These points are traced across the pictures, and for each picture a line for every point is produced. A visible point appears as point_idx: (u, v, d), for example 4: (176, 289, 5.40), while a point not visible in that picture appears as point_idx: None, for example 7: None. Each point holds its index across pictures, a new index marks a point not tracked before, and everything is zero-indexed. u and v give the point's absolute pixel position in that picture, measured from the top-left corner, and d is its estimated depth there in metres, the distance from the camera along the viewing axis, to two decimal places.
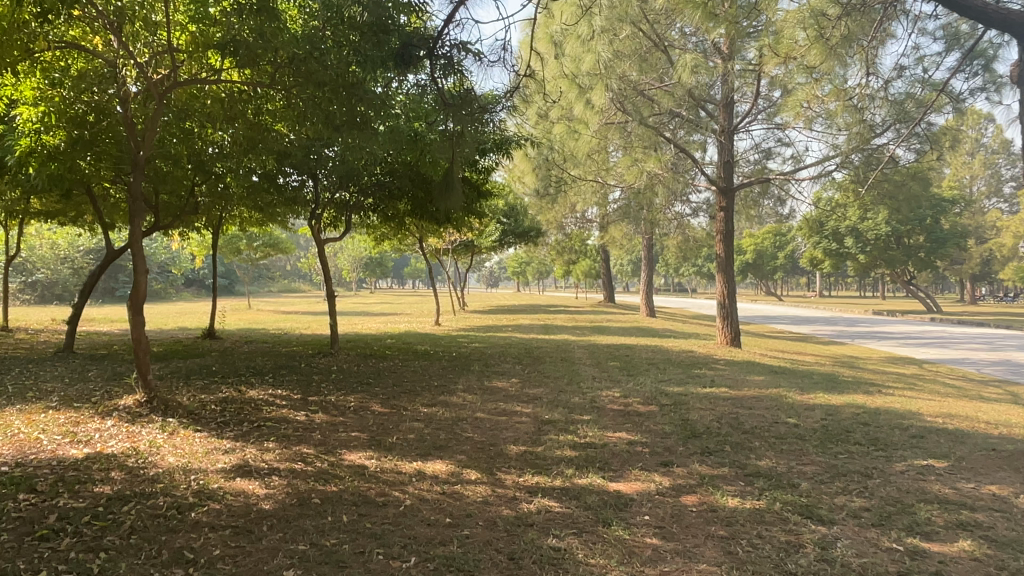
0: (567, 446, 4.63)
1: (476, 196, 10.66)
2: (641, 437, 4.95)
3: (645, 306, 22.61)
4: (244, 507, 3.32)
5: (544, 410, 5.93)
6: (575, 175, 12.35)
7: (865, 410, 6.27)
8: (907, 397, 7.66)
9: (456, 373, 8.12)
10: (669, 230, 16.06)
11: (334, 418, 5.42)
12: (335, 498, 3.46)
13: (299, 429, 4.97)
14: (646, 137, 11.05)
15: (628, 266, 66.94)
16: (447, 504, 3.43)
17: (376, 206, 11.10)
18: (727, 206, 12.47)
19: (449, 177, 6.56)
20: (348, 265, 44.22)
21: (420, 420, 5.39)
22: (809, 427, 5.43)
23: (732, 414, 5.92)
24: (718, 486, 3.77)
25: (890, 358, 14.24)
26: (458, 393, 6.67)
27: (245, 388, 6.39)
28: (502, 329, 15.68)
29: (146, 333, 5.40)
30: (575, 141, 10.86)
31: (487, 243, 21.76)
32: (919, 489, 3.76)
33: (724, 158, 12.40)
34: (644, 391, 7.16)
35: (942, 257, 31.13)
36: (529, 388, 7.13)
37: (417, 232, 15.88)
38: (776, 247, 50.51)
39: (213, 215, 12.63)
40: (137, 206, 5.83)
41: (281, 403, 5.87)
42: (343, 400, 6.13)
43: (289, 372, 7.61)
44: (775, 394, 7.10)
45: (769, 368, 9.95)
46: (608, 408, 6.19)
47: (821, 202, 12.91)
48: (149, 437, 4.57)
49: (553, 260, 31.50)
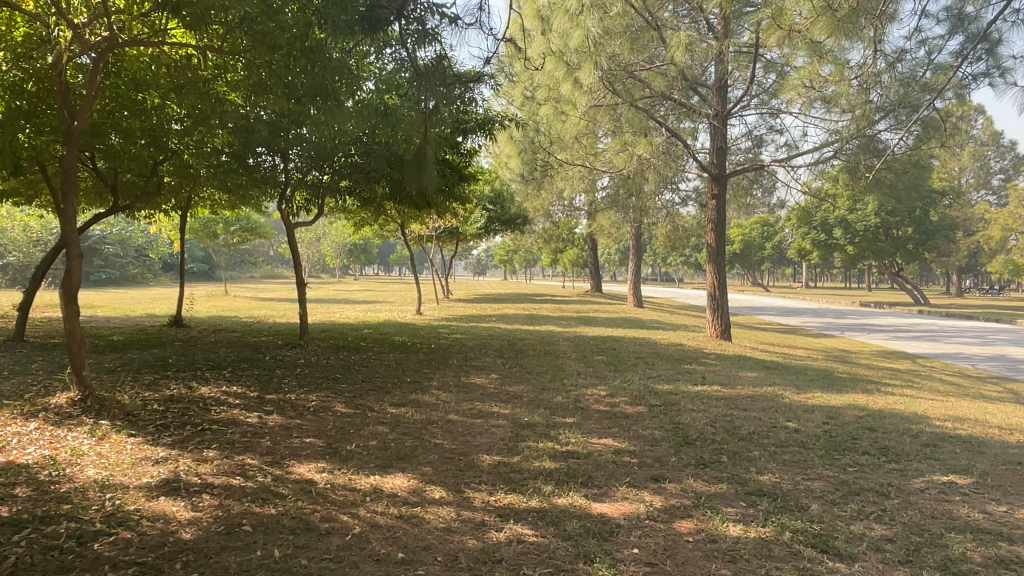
0: (547, 456, 4.14)
1: (457, 179, 10.13)
2: (628, 445, 4.47)
3: (633, 296, 22.16)
4: (159, 538, 2.79)
5: (523, 412, 5.44)
6: (562, 160, 11.72)
7: (869, 413, 5.84)
8: (908, 397, 7.23)
9: (432, 367, 7.60)
10: (658, 218, 15.57)
11: (290, 420, 4.89)
12: (271, 525, 2.94)
13: (246, 434, 4.45)
14: (638, 117, 10.57)
15: (615, 256, 66.67)
16: (403, 533, 2.92)
17: (352, 188, 10.54)
18: (719, 193, 11.91)
19: (420, 152, 6.12)
20: (332, 251, 43.44)
21: (385, 424, 4.87)
22: (811, 433, 4.98)
23: (727, 416, 5.45)
24: (718, 508, 3.28)
25: (882, 352, 13.87)
26: (431, 391, 6.15)
27: (197, 385, 5.85)
28: (486, 320, 15.19)
29: (80, 324, 4.82)
30: (562, 123, 10.30)
31: (473, 230, 21.17)
32: (946, 515, 3.30)
33: (717, 144, 11.88)
34: (631, 389, 6.68)
35: (931, 250, 30.90)
36: (508, 386, 6.63)
37: (398, 217, 15.27)
38: (764, 237, 50.22)
39: (181, 197, 11.98)
40: (72, 184, 5.03)
41: (233, 403, 5.33)
42: (303, 399, 5.59)
43: (249, 366, 7.06)
44: (771, 393, 6.65)
45: (762, 363, 9.49)
46: (592, 409, 5.70)
47: (814, 191, 12.42)
48: (73, 444, 4.02)
49: (539, 248, 30.95)
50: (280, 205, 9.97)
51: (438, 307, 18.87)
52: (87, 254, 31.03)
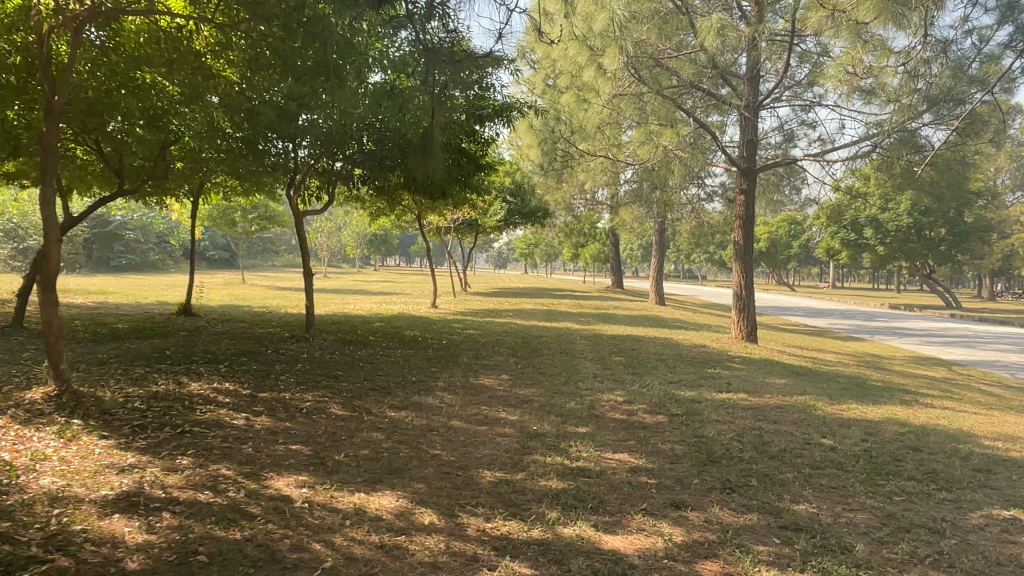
0: (555, 474, 3.72)
1: (472, 169, 9.73)
2: (647, 462, 4.04)
3: (655, 294, 21.60)
4: (99, 568, 2.41)
5: (533, 419, 5.04)
6: (583, 150, 11.07)
7: (912, 429, 5.35)
8: (952, 410, 6.70)
9: (440, 366, 7.21)
10: (683, 213, 15.05)
11: (279, 423, 4.52)
12: (231, 556, 2.55)
13: (228, 439, 4.08)
14: (665, 107, 9.97)
15: (638, 251, 66.14)
16: (380, 569, 2.53)
17: (363, 176, 10.14)
18: (748, 188, 11.35)
19: (426, 136, 5.73)
20: (352, 242, 43.28)
21: (381, 430, 4.48)
22: (848, 452, 4.52)
23: (755, 430, 5.00)
24: (748, 546, 2.85)
25: (916, 359, 13.26)
26: (435, 393, 5.75)
27: (188, 382, 5.51)
28: (502, 314, 14.82)
29: (57, 314, 4.47)
30: (584, 112, 9.81)
31: (492, 223, 20.76)
32: (1015, 562, 2.84)
33: (747, 137, 11.25)
34: (651, 395, 6.24)
35: (964, 252, 29.91)
36: (518, 388, 6.23)
37: (415, 207, 14.90)
38: (791, 236, 49.24)
39: (194, 183, 11.69)
40: (51, 165, 4.65)
41: (222, 402, 4.99)
42: (298, 399, 5.23)
43: (248, 361, 6.72)
44: (801, 404, 6.15)
45: (790, 368, 8.98)
46: (607, 417, 5.28)
47: (844, 188, 11.75)
48: (36, 446, 3.68)
49: (561, 242, 30.48)
50: (289, 192, 9.63)
51: (455, 301, 18.50)
52: (109, 240, 31.13)
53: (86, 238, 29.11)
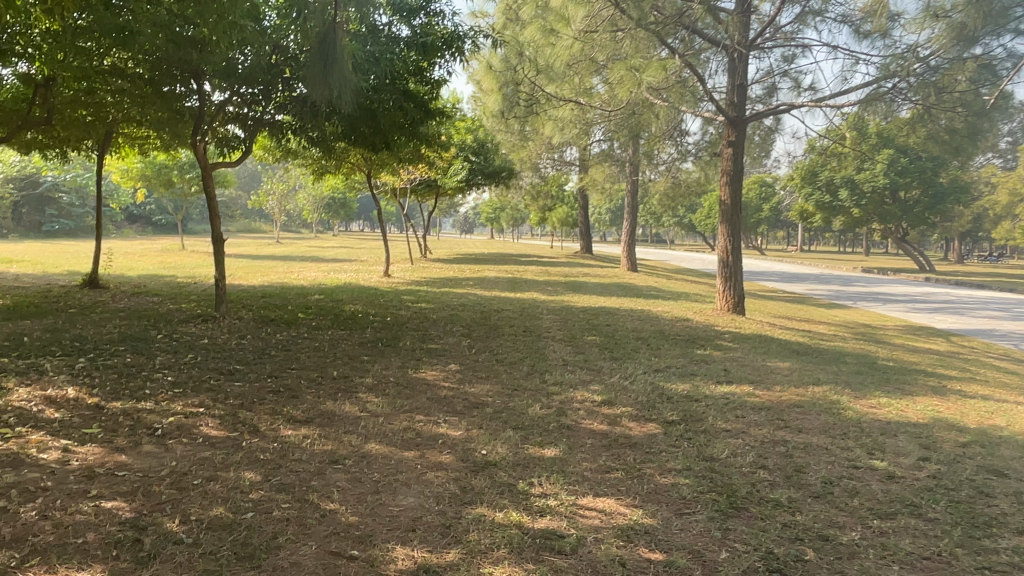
0: (507, 550, 2.40)
1: (419, 115, 8.29)
2: (645, 516, 2.73)
3: (627, 260, 20.29)
4: None
5: (482, 435, 3.71)
6: (550, 94, 9.28)
7: (974, 437, 4.15)
8: (994, 400, 5.53)
9: (374, 353, 5.82)
10: (657, 171, 13.65)
11: (108, 459, 3.10)
12: None
13: (9, 494, 2.66)
14: (641, 47, 8.20)
15: (607, 214, 65.62)
16: None
17: (292, 127, 8.53)
18: (737, 140, 9.98)
19: (326, 44, 4.59)
20: (310, 206, 41.35)
21: (259, 465, 3.09)
22: (917, 484, 3.28)
23: (779, 449, 3.73)
24: None
25: (910, 328, 12.22)
26: (358, 395, 4.39)
27: (12, 388, 4.03)
28: (463, 284, 13.44)
29: None
30: (551, 48, 8.34)
31: (453, 183, 19.09)
32: None
33: (736, 80, 9.74)
34: (636, 391, 4.94)
35: (939, 214, 29.14)
36: (469, 385, 4.88)
37: (363, 164, 13.28)
38: (762, 198, 48.51)
39: (95, 132, 9.92)
40: None
41: (44, 420, 3.53)
42: (161, 412, 3.80)
43: (123, 351, 5.23)
44: (823, 401, 4.91)
45: (788, 347, 7.76)
46: (583, 429, 3.97)
47: (820, 147, 10.48)
48: None
49: (529, 206, 29.04)
50: (195, 142, 7.80)
51: (412, 268, 17.01)
52: (41, 202, 28.96)
53: (14, 199, 26.99)
